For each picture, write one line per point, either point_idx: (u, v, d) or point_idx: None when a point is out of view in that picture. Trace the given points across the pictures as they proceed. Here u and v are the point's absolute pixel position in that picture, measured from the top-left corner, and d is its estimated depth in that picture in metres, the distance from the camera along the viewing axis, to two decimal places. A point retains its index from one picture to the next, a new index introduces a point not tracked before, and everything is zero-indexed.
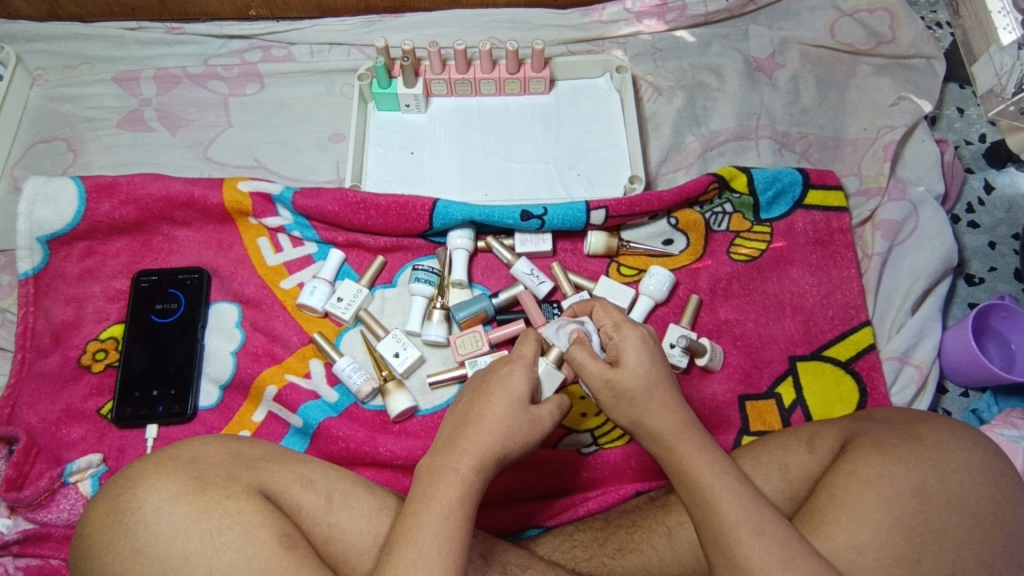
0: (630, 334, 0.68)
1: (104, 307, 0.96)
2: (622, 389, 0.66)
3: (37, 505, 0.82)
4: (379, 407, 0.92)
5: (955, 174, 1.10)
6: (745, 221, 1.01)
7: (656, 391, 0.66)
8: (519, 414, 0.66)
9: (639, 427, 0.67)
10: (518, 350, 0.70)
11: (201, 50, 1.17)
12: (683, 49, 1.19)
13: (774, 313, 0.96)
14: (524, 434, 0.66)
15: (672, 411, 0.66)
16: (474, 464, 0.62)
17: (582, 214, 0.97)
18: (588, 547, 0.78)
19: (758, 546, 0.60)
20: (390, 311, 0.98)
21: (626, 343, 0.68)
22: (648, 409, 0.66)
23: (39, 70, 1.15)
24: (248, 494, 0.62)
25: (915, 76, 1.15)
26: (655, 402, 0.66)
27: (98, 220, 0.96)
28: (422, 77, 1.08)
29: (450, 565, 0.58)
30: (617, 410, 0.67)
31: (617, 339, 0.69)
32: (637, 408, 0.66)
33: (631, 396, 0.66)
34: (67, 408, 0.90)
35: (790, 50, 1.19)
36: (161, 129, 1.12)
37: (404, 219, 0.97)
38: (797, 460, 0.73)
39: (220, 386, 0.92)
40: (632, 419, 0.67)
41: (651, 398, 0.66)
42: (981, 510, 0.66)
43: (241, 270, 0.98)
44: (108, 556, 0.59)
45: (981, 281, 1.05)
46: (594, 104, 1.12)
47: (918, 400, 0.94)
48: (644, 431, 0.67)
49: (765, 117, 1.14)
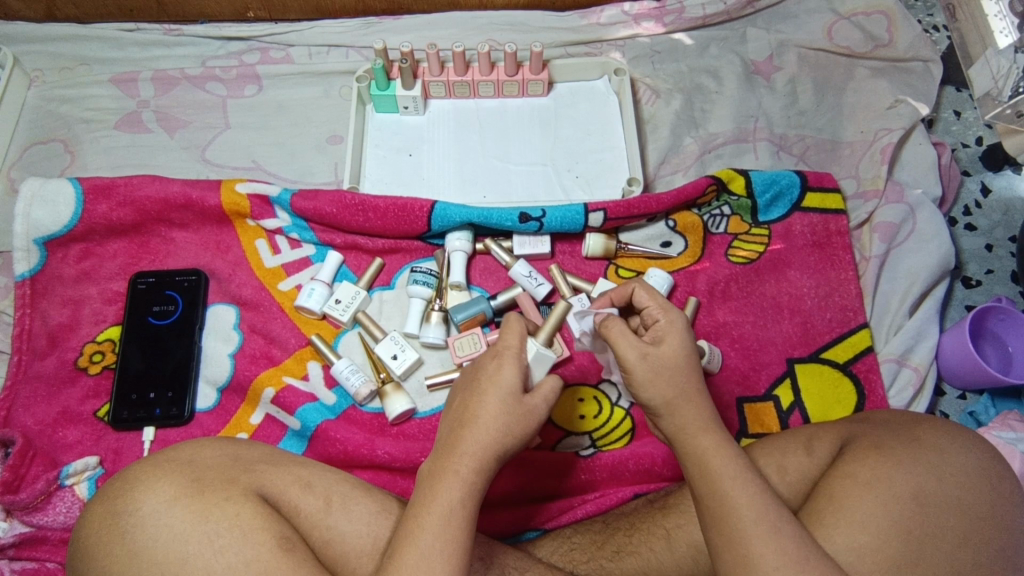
0: (675, 319, 0.72)
1: (101, 309, 0.95)
2: (663, 365, 0.69)
3: (33, 508, 0.81)
4: (377, 409, 0.92)
5: (952, 176, 1.10)
6: (743, 224, 1.01)
7: (693, 375, 0.69)
8: (514, 408, 0.66)
9: (669, 411, 0.68)
10: (504, 341, 0.70)
11: (198, 52, 1.17)
12: (680, 51, 1.20)
13: (772, 315, 0.96)
14: (521, 428, 0.66)
15: (701, 399, 0.69)
16: (474, 464, 0.62)
17: (580, 216, 0.97)
18: (586, 550, 0.78)
19: (773, 544, 0.59)
20: (388, 314, 0.98)
21: (671, 326, 0.71)
22: (682, 394, 0.68)
23: (36, 71, 1.14)
24: (246, 496, 0.62)
25: (912, 79, 1.16)
26: (690, 386, 0.69)
27: (95, 222, 0.95)
28: (420, 79, 1.08)
29: (452, 568, 0.58)
30: (650, 389, 0.68)
31: (663, 323, 0.72)
32: (674, 389, 0.68)
33: (670, 375, 0.68)
34: (64, 410, 0.89)
35: (788, 53, 1.19)
36: (159, 131, 1.12)
37: (402, 222, 0.97)
38: (795, 463, 0.73)
39: (218, 388, 0.92)
40: (665, 401, 0.68)
41: (686, 382, 0.68)
42: (980, 511, 0.66)
43: (239, 272, 0.97)
44: (106, 558, 0.58)
45: (978, 284, 1.05)
46: (592, 106, 1.12)
47: (916, 403, 0.94)
48: (672, 415, 0.68)
49: (763, 120, 1.15)
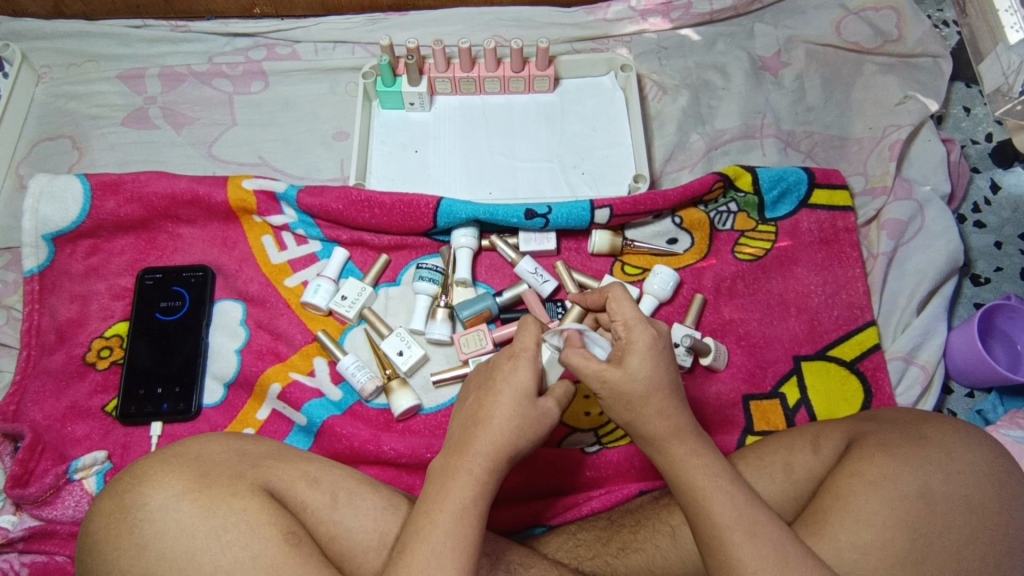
0: (639, 338, 0.66)
1: (109, 305, 0.96)
2: (616, 392, 0.66)
3: (42, 501, 0.82)
4: (383, 406, 0.92)
5: (961, 174, 1.09)
6: (749, 221, 1.01)
7: (653, 398, 0.65)
8: (528, 409, 0.66)
9: (632, 429, 0.67)
10: (521, 341, 0.68)
11: (205, 48, 1.17)
12: (687, 47, 1.19)
13: (778, 313, 0.96)
14: (532, 429, 0.66)
15: (667, 415, 0.66)
16: (487, 464, 0.63)
17: (586, 213, 0.97)
18: (591, 547, 0.78)
19: (750, 548, 0.60)
20: (394, 310, 0.98)
21: (633, 348, 0.66)
22: (643, 413, 0.66)
23: (44, 68, 1.15)
24: (254, 491, 0.63)
25: (921, 75, 1.15)
26: (650, 406, 0.65)
27: (103, 218, 0.96)
28: (426, 76, 1.08)
29: (464, 566, 0.58)
30: (612, 409, 0.67)
31: (625, 342, 0.66)
32: (631, 412, 0.66)
33: (626, 400, 0.66)
34: (72, 405, 0.90)
35: (796, 49, 1.18)
36: (166, 128, 1.12)
37: (408, 218, 0.97)
38: (802, 461, 0.73)
39: (225, 384, 0.92)
40: (626, 421, 0.67)
41: (647, 402, 0.65)
42: (987, 511, 0.65)
43: (246, 268, 0.98)
44: (114, 552, 0.59)
45: (987, 281, 1.05)
46: (599, 103, 1.12)
47: (923, 400, 0.94)
48: (636, 432, 0.67)
49: (770, 116, 1.14)
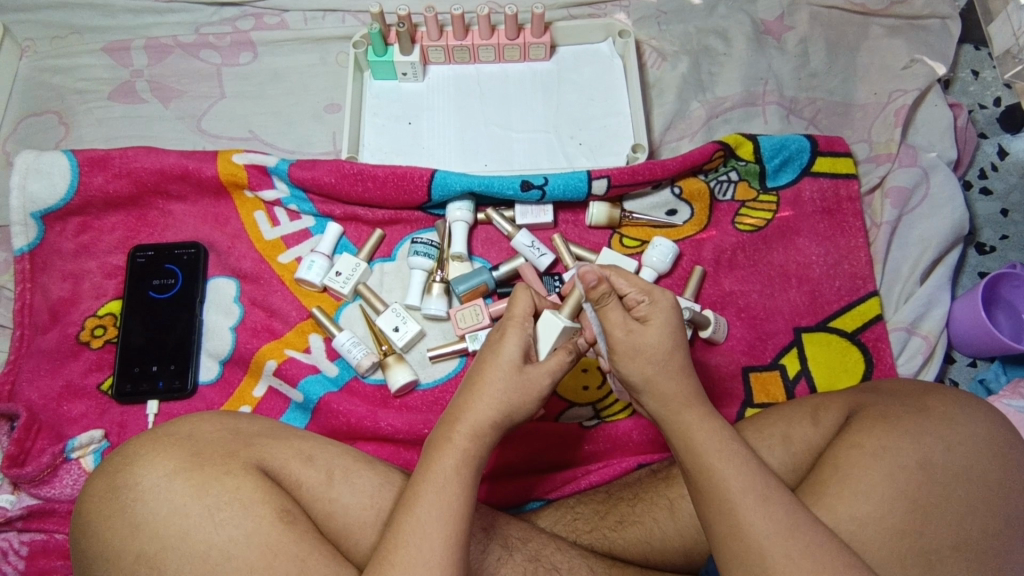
0: (661, 300, 0.67)
1: (101, 283, 0.95)
2: (644, 346, 0.65)
3: (39, 480, 0.82)
4: (380, 381, 0.91)
5: (968, 139, 1.07)
6: (751, 190, 0.99)
7: (675, 354, 0.66)
8: (513, 375, 0.65)
9: (648, 385, 0.66)
10: (510, 312, 0.69)
11: (191, 19, 1.15)
12: (688, 12, 1.15)
13: (779, 284, 0.95)
14: (518, 395, 0.64)
15: (686, 378, 0.66)
16: (463, 430, 0.63)
17: (584, 184, 0.95)
18: (589, 520, 0.77)
19: (762, 513, 0.59)
20: (390, 285, 0.97)
21: (656, 307, 0.67)
22: (665, 369, 0.66)
23: (28, 41, 1.12)
24: (247, 470, 0.62)
25: (929, 38, 1.11)
26: (672, 364, 0.66)
27: (91, 195, 0.94)
28: (419, 44, 1.05)
29: (438, 540, 0.57)
30: (630, 364, 0.66)
31: (648, 305, 0.67)
32: (654, 366, 0.65)
33: (651, 355, 0.65)
34: (68, 384, 0.90)
35: (799, 12, 1.15)
36: (153, 101, 1.10)
37: (402, 191, 0.95)
38: (801, 433, 0.72)
39: (220, 361, 0.92)
40: (645, 377, 0.66)
41: (668, 362, 0.66)
42: (987, 481, 0.65)
43: (238, 244, 0.96)
44: (109, 532, 0.59)
45: (992, 250, 1.03)
46: (596, 70, 1.09)
47: (924, 370, 0.93)
48: (652, 390, 0.66)
49: (773, 82, 1.11)
